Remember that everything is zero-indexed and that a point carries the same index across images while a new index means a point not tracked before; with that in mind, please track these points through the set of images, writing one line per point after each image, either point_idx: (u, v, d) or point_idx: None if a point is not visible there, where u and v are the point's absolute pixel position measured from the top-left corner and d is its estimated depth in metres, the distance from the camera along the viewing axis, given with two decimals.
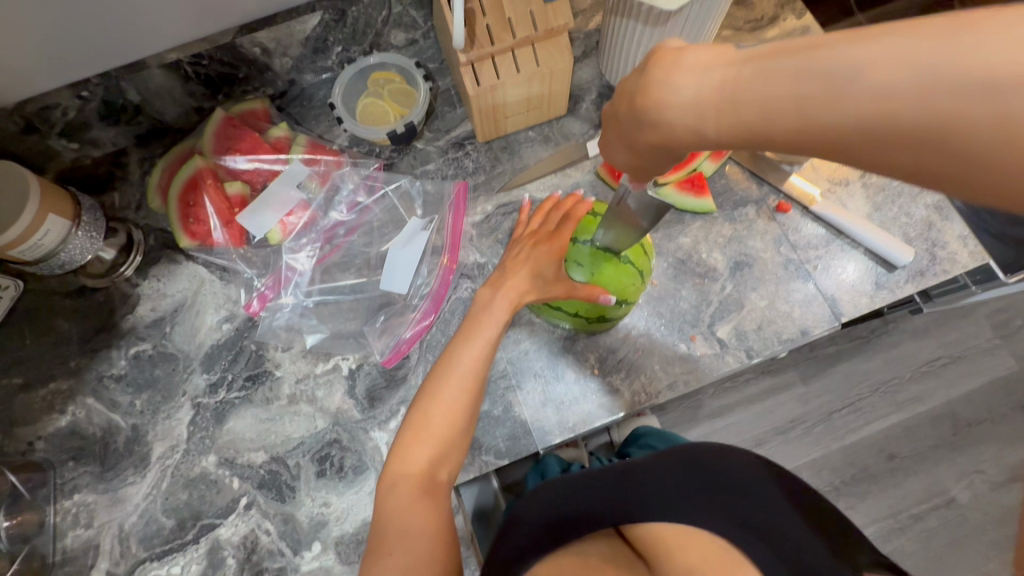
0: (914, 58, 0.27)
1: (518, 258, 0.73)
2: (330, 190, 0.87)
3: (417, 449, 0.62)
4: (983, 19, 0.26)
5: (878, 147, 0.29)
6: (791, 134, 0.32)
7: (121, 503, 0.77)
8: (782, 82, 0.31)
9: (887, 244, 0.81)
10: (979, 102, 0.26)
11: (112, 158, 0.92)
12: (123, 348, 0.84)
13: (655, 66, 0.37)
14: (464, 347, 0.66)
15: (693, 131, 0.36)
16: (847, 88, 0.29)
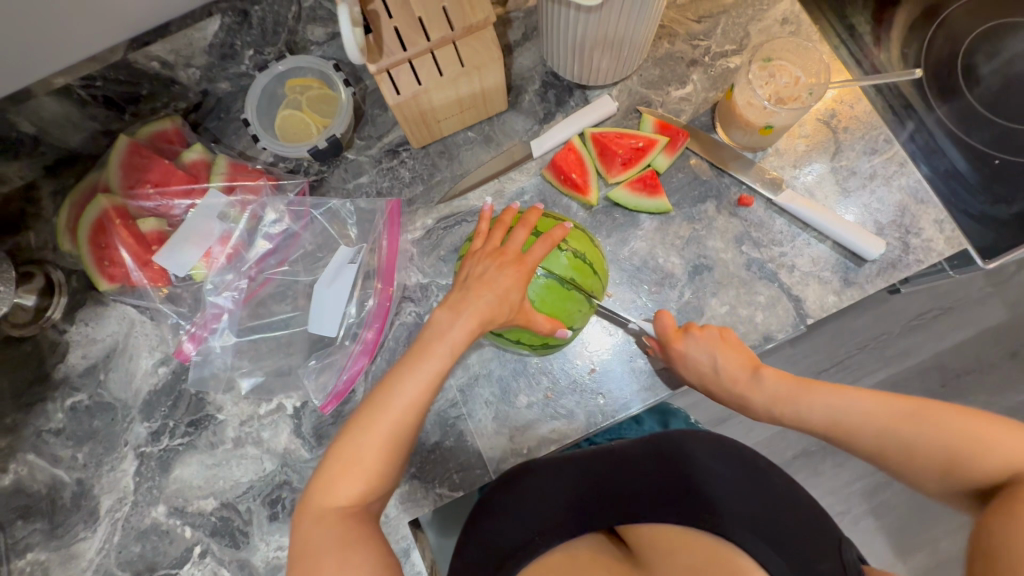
0: (863, 412, 0.58)
1: (483, 278, 0.59)
2: (253, 218, 0.80)
3: (345, 483, 0.56)
4: (887, 395, 0.58)
5: (832, 434, 0.61)
6: (785, 416, 0.64)
7: (75, 560, 0.76)
8: (822, 414, 0.61)
9: (856, 238, 0.75)
10: (880, 438, 0.58)
11: (23, 193, 0.84)
12: (58, 400, 0.80)
13: (726, 350, 0.67)
14: (405, 378, 0.56)
15: (764, 406, 0.65)
16: (836, 415, 0.60)
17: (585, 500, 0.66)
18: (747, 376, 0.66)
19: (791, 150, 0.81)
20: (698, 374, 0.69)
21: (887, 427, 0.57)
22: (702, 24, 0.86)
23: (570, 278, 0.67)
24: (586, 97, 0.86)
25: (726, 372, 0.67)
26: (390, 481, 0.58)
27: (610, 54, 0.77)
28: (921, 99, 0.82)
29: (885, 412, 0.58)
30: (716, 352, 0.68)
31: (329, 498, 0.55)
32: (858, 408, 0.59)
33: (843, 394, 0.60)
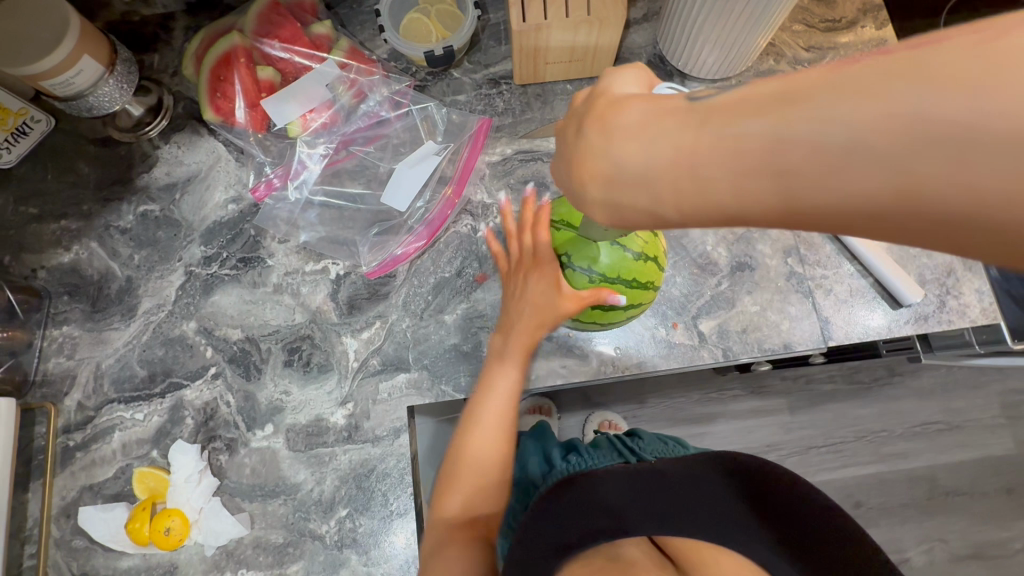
0: (893, 110, 0.26)
1: (518, 296, 0.75)
2: (357, 97, 0.87)
3: (451, 496, 0.74)
4: (909, 83, 0.26)
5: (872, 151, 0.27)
6: (761, 153, 0.31)
7: (102, 345, 0.82)
8: (652, 164, 0.36)
9: (898, 280, 0.78)
10: (916, 159, 0.26)
11: (160, 20, 0.93)
12: (132, 204, 0.87)
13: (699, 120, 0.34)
14: (491, 395, 0.74)
15: (732, 150, 0.32)
16: (826, 139, 0.28)
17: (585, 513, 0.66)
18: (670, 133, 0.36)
19: None
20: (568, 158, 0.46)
21: (790, 143, 0.30)
22: (809, 53, 0.91)
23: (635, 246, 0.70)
24: (683, 86, 0.91)
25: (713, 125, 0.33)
26: (484, 493, 0.74)
27: (720, 49, 0.82)
28: None
29: (836, 104, 0.28)
30: (739, 138, 0.32)
31: (440, 509, 0.73)
32: (814, 113, 0.28)
33: (734, 128, 0.32)
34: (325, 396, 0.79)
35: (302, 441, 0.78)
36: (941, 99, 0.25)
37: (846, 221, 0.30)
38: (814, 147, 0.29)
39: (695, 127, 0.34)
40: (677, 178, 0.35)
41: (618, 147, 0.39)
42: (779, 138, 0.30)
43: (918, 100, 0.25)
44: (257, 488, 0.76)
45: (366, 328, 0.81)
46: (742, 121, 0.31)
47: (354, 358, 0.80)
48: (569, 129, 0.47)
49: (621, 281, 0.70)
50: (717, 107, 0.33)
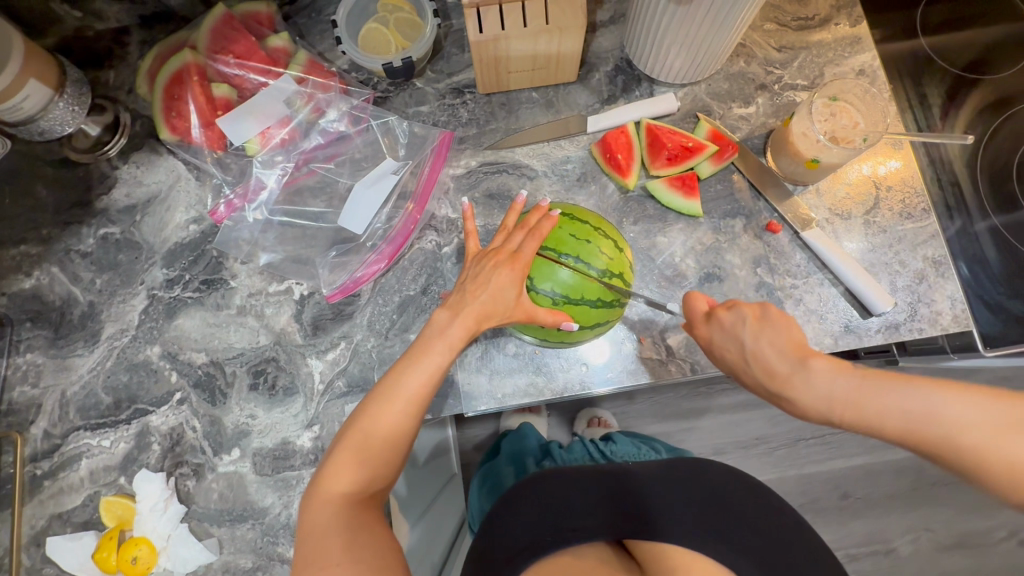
0: (958, 412, 0.50)
1: (477, 279, 0.68)
2: (316, 112, 0.85)
3: (350, 470, 0.62)
4: (961, 389, 0.50)
5: (934, 432, 0.51)
6: (892, 428, 0.52)
7: (67, 372, 0.81)
8: (894, 415, 0.52)
9: (868, 289, 0.77)
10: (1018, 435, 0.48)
11: (114, 35, 0.91)
12: (92, 227, 0.86)
13: (803, 371, 0.56)
14: (420, 365, 0.64)
15: (822, 411, 0.55)
16: (965, 432, 0.50)
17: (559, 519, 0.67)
18: (794, 366, 0.56)
19: (831, 194, 0.83)
20: (727, 361, 0.62)
21: (1001, 437, 0.49)
22: (781, 53, 0.89)
23: (596, 266, 0.71)
24: (652, 91, 0.89)
25: (822, 381, 0.54)
26: (385, 469, 0.63)
27: (687, 52, 0.80)
28: (970, 182, 0.85)
29: (962, 402, 0.50)
30: (853, 392, 0.53)
31: (333, 485, 0.61)
32: (954, 408, 0.50)
33: (964, 406, 0.50)
34: (291, 418, 0.79)
35: (269, 464, 0.77)
36: (988, 402, 0.49)
37: (947, 457, 0.51)
38: (958, 429, 0.50)
39: (798, 369, 0.56)
40: (847, 408, 0.53)
41: (892, 393, 0.52)
42: (861, 400, 0.53)
43: (971, 406, 0.50)
44: (225, 513, 0.76)
45: (330, 349, 0.81)
46: (967, 406, 0.50)
47: (320, 381, 0.80)
48: (700, 329, 0.64)
49: (585, 302, 0.71)
50: (860, 376, 0.53)
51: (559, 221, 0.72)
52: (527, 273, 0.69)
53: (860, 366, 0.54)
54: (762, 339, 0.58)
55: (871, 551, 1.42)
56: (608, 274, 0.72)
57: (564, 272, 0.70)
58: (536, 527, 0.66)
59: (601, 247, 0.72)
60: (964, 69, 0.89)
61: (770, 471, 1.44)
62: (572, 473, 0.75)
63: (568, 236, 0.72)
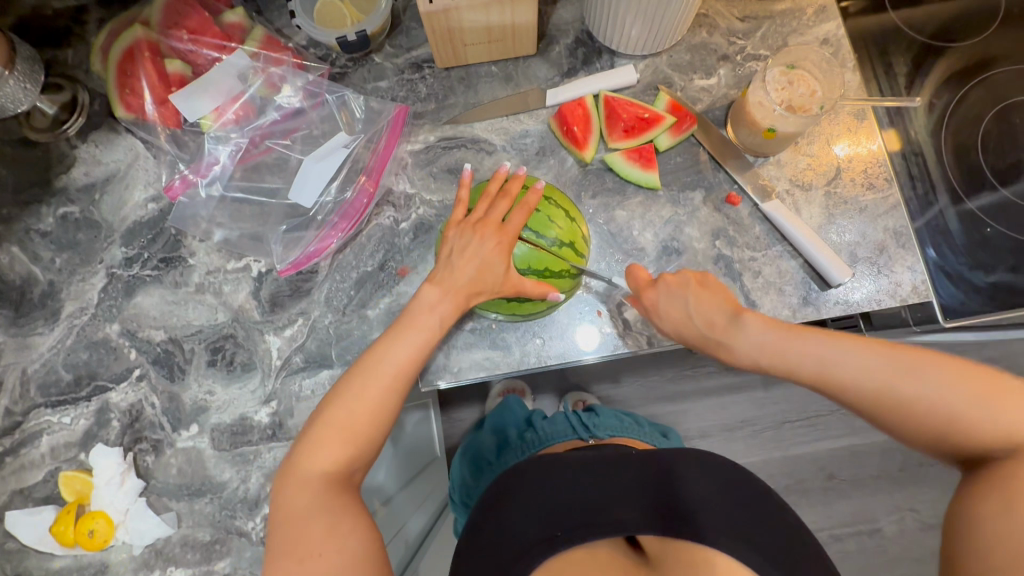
0: (866, 362, 0.58)
1: (463, 250, 0.68)
2: (270, 87, 0.85)
3: (329, 450, 0.61)
4: (873, 344, 0.59)
5: (845, 380, 0.59)
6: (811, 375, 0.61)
7: (28, 350, 0.81)
8: (810, 361, 0.61)
9: (824, 259, 0.76)
10: (919, 389, 0.56)
11: (73, 13, 0.90)
12: (52, 207, 0.86)
13: (734, 324, 0.66)
14: (399, 345, 0.66)
15: (751, 359, 0.65)
16: (875, 381, 0.58)
17: (567, 512, 0.63)
18: (730, 321, 0.66)
19: (792, 165, 0.82)
20: (673, 322, 0.70)
21: (886, 381, 0.57)
22: (745, 23, 0.87)
23: (549, 238, 0.70)
24: (613, 63, 0.88)
25: (750, 328, 0.64)
26: (366, 452, 0.63)
27: (645, 21, 0.78)
28: (935, 151, 0.84)
29: (868, 355, 0.58)
30: (776, 342, 0.63)
31: (310, 464, 0.60)
32: (856, 359, 0.59)
33: (856, 353, 0.59)
34: (249, 394, 0.79)
35: (227, 440, 0.78)
36: (887, 357, 0.58)
37: (858, 404, 0.60)
38: (863, 380, 0.58)
39: (733, 325, 0.66)
40: (773, 355, 0.63)
41: (800, 339, 0.62)
42: (782, 349, 0.63)
43: (877, 358, 0.58)
44: (184, 488, 0.77)
45: (288, 325, 0.81)
46: (859, 354, 0.59)
47: (277, 357, 0.80)
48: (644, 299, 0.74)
49: (532, 272, 0.70)
50: (780, 331, 0.63)
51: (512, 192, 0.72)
52: (512, 246, 0.69)
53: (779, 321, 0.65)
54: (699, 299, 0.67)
55: (854, 529, 1.42)
56: (561, 247, 0.70)
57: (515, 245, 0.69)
58: (549, 521, 0.63)
59: (553, 218, 0.71)
60: (931, 37, 0.87)
61: (752, 451, 1.44)
62: (581, 468, 0.71)
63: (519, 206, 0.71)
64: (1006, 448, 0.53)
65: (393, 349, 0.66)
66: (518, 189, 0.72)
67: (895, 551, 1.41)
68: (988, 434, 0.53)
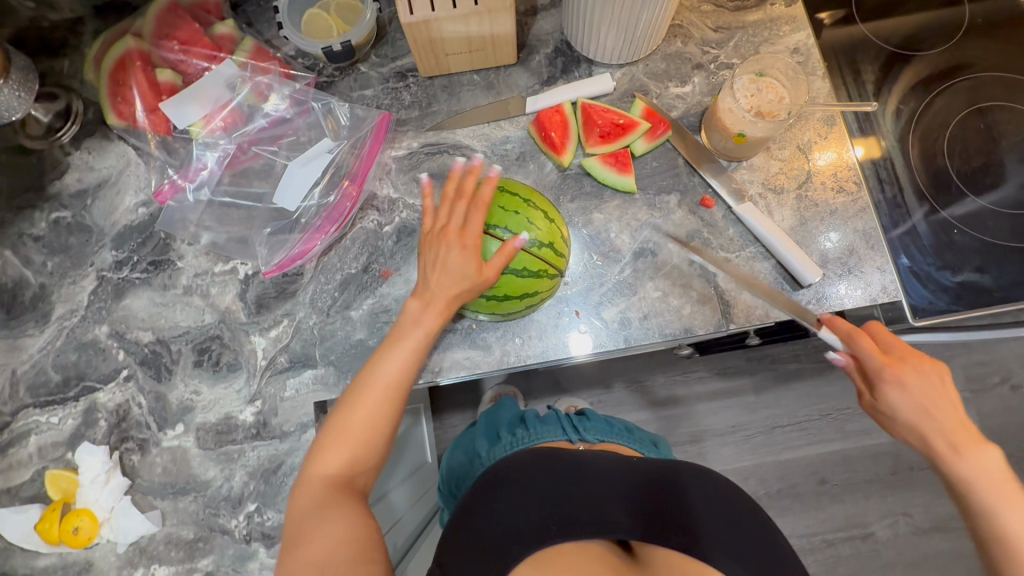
0: (959, 430, 0.64)
1: (436, 262, 0.70)
2: (258, 96, 0.87)
3: (333, 454, 0.64)
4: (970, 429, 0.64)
5: (933, 427, 0.64)
6: (906, 404, 0.66)
7: (17, 351, 0.83)
8: (904, 402, 0.66)
9: (795, 260, 0.78)
10: (978, 475, 0.62)
11: (69, 25, 0.93)
12: (44, 212, 0.88)
13: (909, 374, 0.66)
14: (393, 357, 0.68)
15: (876, 370, 0.67)
16: (958, 450, 0.63)
17: (566, 505, 0.62)
18: (897, 359, 0.67)
19: (764, 169, 0.85)
20: (925, 390, 0.65)
21: (987, 488, 0.61)
22: (718, 33, 0.90)
23: (529, 238, 0.72)
24: (591, 72, 0.90)
25: (920, 378, 0.65)
26: (369, 458, 0.65)
27: (618, 31, 0.81)
28: (902, 156, 0.86)
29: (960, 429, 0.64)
30: (916, 373, 0.66)
31: (316, 469, 0.64)
32: (948, 416, 0.64)
33: (985, 459, 0.62)
34: (234, 394, 0.80)
35: (212, 439, 0.79)
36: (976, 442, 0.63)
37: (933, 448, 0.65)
38: (950, 438, 0.64)
39: (881, 354, 0.67)
40: (893, 373, 0.66)
41: (941, 405, 0.65)
42: (898, 380, 0.66)
43: (971, 431, 0.63)
44: (169, 486, 0.78)
45: (273, 326, 0.83)
46: (972, 453, 0.62)
47: (262, 357, 0.82)
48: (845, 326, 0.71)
49: (512, 272, 0.72)
50: (912, 370, 0.66)
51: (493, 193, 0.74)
52: (479, 247, 0.69)
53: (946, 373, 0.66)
54: (926, 369, 0.65)
55: (848, 536, 1.42)
56: (541, 247, 0.73)
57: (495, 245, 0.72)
58: (546, 513, 0.61)
59: (533, 220, 0.73)
60: (899, 46, 0.90)
61: (744, 457, 1.45)
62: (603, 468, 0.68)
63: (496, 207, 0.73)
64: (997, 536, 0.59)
65: (385, 363, 0.68)
66: (489, 193, 0.72)
67: (889, 557, 1.41)
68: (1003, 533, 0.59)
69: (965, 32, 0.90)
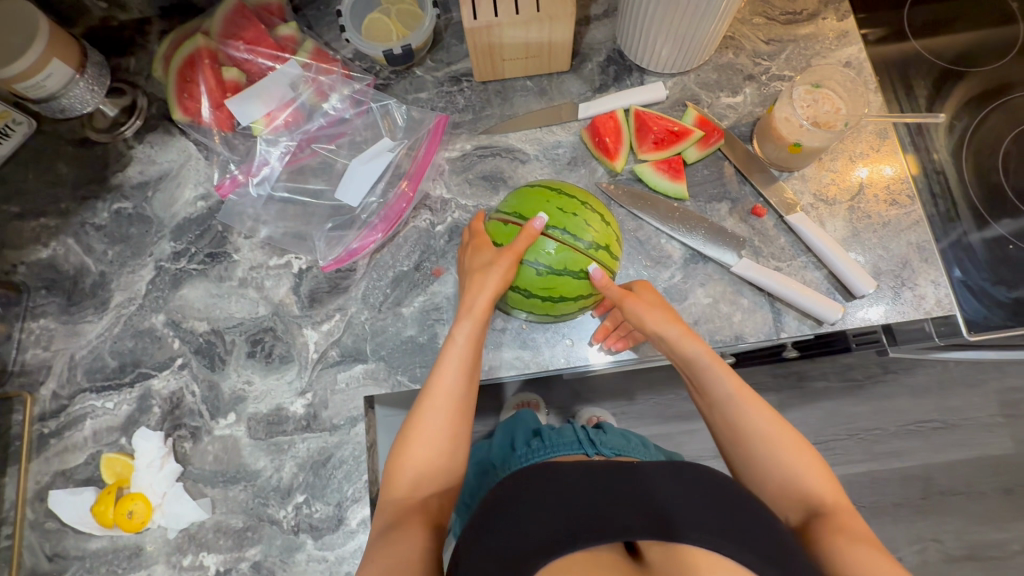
0: (734, 385, 0.68)
1: (466, 273, 0.74)
2: (319, 96, 0.90)
3: (400, 473, 0.67)
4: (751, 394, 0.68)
5: (726, 395, 0.68)
6: (709, 369, 0.68)
7: (76, 337, 0.85)
8: (708, 374, 0.69)
9: (849, 270, 0.78)
10: (765, 429, 0.66)
11: (137, 25, 0.97)
12: (107, 202, 0.91)
13: (639, 307, 0.71)
14: (441, 370, 0.69)
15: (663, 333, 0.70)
16: (731, 405, 0.67)
17: (548, 508, 0.56)
18: (656, 312, 0.71)
19: (816, 180, 0.85)
20: (640, 316, 0.71)
21: (771, 442, 0.66)
22: (769, 46, 0.91)
23: (586, 241, 0.73)
24: (642, 81, 0.92)
25: (676, 330, 0.70)
26: (437, 473, 0.68)
27: (674, 41, 0.83)
28: (956, 169, 0.86)
29: (727, 382, 0.68)
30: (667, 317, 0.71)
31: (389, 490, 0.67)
32: (712, 368, 0.68)
33: (757, 407, 0.67)
34: (286, 386, 0.82)
35: (262, 429, 0.80)
36: (720, 376, 0.68)
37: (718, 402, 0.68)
38: (727, 391, 0.68)
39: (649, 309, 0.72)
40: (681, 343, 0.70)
41: (721, 377, 0.68)
42: (692, 353, 0.69)
43: (713, 370, 0.68)
44: (219, 474, 0.79)
45: (326, 320, 0.84)
46: (767, 415, 0.67)
47: (314, 350, 0.83)
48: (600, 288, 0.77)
49: (570, 272, 0.72)
50: (687, 337, 0.70)
51: (547, 195, 0.74)
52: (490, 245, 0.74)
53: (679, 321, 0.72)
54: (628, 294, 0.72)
55: None
56: (597, 250, 0.73)
57: (550, 244, 0.71)
58: (541, 521, 0.54)
59: (591, 222, 0.74)
60: (951, 63, 0.90)
61: None
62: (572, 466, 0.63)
63: (554, 209, 0.73)
64: (817, 500, 0.64)
65: (437, 380, 0.69)
66: (544, 198, 0.74)
67: None
68: (813, 494, 0.64)
69: (1020, 50, 0.90)
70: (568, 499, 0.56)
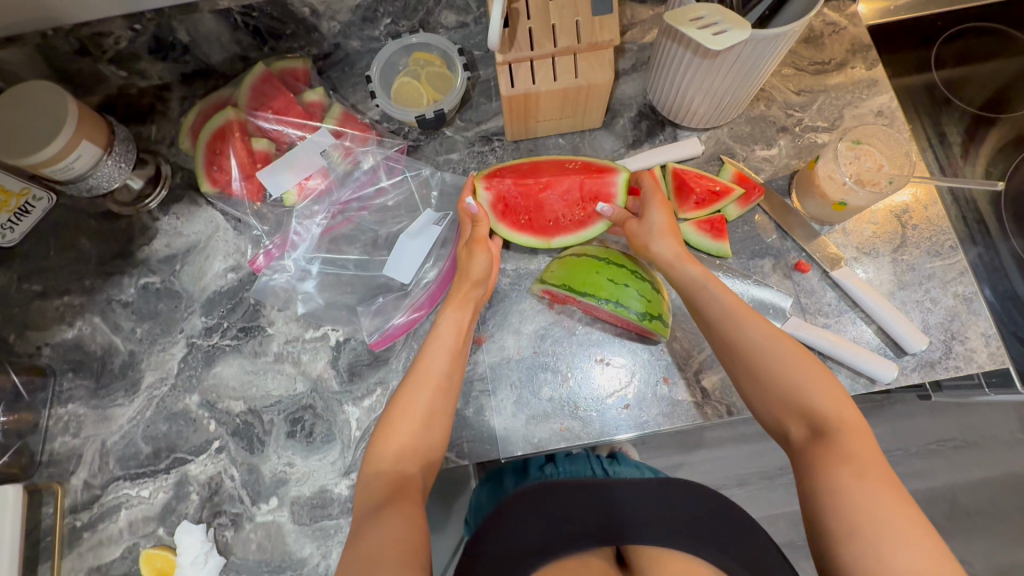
0: (843, 435, 0.62)
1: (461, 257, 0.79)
2: (351, 164, 0.89)
3: (390, 437, 0.67)
4: (858, 448, 0.61)
5: (832, 439, 0.62)
6: (814, 413, 0.64)
7: (108, 422, 0.82)
8: (812, 417, 0.63)
9: (901, 328, 0.77)
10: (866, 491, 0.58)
11: (156, 91, 0.93)
12: (133, 277, 0.88)
13: (747, 328, 0.68)
14: (431, 354, 0.72)
15: (765, 354, 0.67)
16: (835, 452, 0.61)
17: (551, 521, 0.67)
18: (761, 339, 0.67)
19: (858, 233, 0.84)
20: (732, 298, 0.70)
21: (875, 512, 0.56)
22: (801, 96, 0.91)
23: (634, 309, 0.74)
24: (675, 135, 0.91)
25: (781, 357, 0.66)
26: (417, 448, 0.67)
27: (710, 101, 0.82)
28: (996, 215, 0.87)
29: (836, 428, 0.62)
30: (778, 347, 0.67)
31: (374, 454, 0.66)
32: (821, 409, 0.63)
33: (864, 475, 0.59)
34: (329, 466, 0.79)
35: (306, 513, 0.77)
36: (829, 423, 0.63)
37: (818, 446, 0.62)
38: (828, 433, 0.62)
39: (758, 338, 0.68)
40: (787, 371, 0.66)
41: (781, 344, 0.67)
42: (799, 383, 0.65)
43: (821, 411, 0.63)
44: (264, 563, 0.76)
45: (367, 395, 0.81)
46: (872, 480, 0.59)
47: (357, 427, 0.80)
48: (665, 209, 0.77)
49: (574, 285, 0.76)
50: (806, 379, 0.65)
51: (596, 263, 0.76)
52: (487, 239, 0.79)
53: (793, 357, 0.66)
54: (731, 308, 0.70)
55: None
56: (645, 317, 0.75)
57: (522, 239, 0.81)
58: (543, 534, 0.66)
59: (640, 290, 0.75)
60: (982, 108, 0.91)
61: None
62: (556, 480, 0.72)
63: (603, 277, 0.75)
64: None
65: (417, 372, 0.71)
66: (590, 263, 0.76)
67: None
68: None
69: None
70: (569, 519, 0.67)
